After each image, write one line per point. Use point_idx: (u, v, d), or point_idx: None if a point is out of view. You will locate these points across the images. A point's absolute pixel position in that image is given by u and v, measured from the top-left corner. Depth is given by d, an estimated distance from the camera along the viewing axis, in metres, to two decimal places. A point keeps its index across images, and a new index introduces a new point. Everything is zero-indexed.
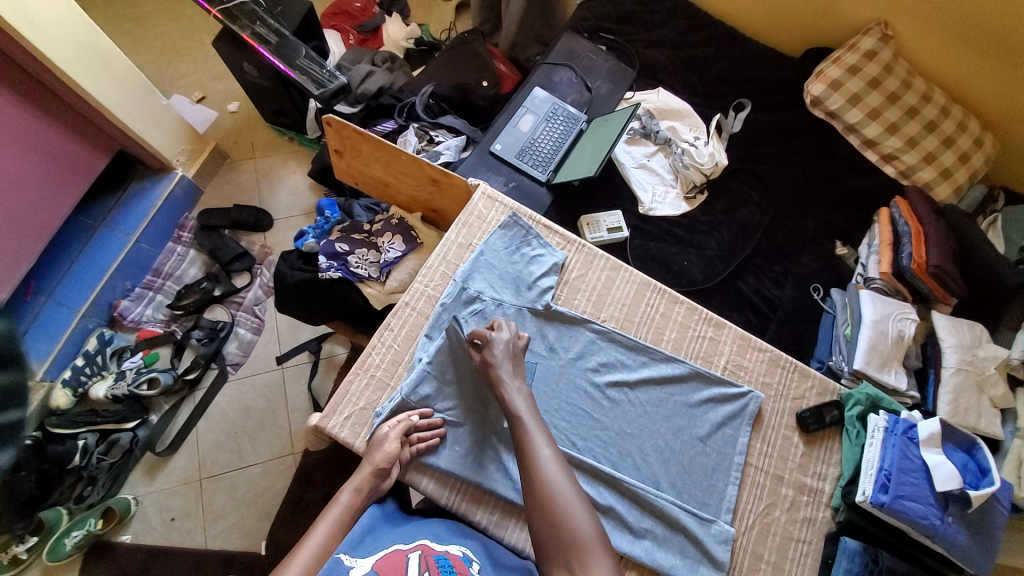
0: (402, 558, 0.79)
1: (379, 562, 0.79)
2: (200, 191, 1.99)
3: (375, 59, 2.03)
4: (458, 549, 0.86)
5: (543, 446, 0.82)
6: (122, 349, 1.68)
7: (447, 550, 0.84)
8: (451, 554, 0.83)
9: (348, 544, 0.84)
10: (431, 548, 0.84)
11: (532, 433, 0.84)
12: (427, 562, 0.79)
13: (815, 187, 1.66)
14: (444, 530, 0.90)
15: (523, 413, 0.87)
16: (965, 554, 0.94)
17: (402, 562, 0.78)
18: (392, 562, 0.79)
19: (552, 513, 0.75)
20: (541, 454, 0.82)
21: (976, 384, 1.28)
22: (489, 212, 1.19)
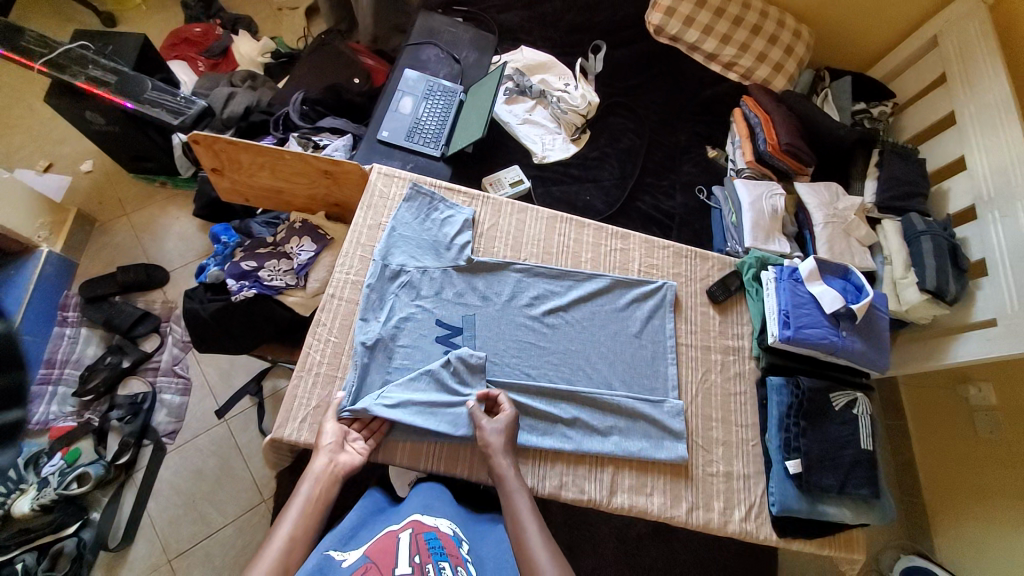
0: (393, 541, 0.80)
1: (370, 549, 0.79)
2: (74, 264, 1.80)
3: (233, 80, 1.95)
4: (446, 525, 0.87)
5: (535, 534, 0.84)
6: (37, 456, 1.50)
7: (437, 528, 0.85)
8: (441, 531, 0.84)
9: (338, 539, 0.83)
10: (421, 526, 0.84)
11: (519, 503, 0.90)
12: (417, 545, 0.79)
13: (678, 105, 1.86)
14: (430, 505, 0.92)
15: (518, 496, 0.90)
16: (864, 357, 1.12)
17: (395, 545, 0.78)
18: (384, 546, 0.79)
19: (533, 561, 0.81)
20: (532, 534, 0.85)
21: (843, 230, 1.52)
22: (390, 190, 1.22)
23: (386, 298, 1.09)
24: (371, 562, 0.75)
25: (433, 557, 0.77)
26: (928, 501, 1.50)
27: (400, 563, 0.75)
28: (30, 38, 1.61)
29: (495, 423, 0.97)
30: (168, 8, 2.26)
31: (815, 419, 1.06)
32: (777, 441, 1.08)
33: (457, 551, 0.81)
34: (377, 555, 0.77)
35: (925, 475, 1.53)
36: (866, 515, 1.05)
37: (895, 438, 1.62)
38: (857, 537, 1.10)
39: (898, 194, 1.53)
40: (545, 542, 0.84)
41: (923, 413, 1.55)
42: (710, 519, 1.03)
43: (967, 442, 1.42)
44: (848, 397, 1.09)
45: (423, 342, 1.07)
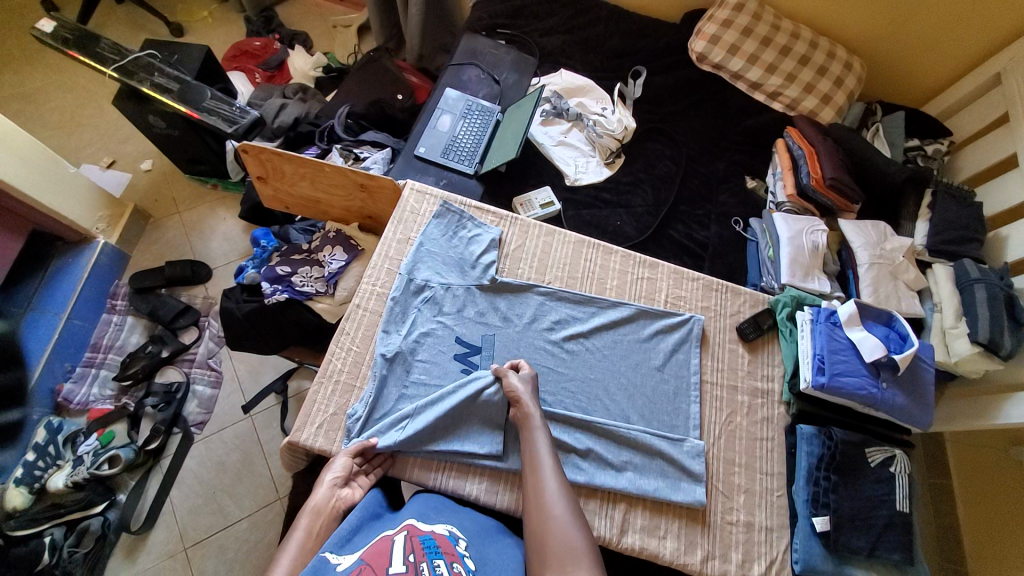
0: (388, 544, 0.76)
1: (365, 551, 0.75)
2: (127, 256, 1.92)
3: (286, 91, 2.05)
4: (443, 528, 0.84)
5: (551, 475, 0.87)
6: (74, 435, 1.59)
7: (432, 531, 0.82)
8: (436, 533, 0.81)
9: (335, 543, 0.80)
10: (416, 529, 0.81)
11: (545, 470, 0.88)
12: (411, 545, 0.76)
13: (718, 133, 1.82)
14: (427, 514, 0.89)
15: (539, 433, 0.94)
16: (904, 411, 1.05)
17: (388, 547, 0.75)
18: (380, 548, 0.76)
19: (548, 525, 0.80)
20: (546, 470, 0.88)
21: (889, 273, 1.44)
22: (421, 206, 1.24)
23: (409, 313, 1.11)
24: (365, 563, 0.71)
25: (428, 556, 0.74)
26: (971, 569, 1.39)
27: (394, 562, 0.72)
28: (106, 45, 1.76)
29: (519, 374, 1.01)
30: (234, 23, 2.42)
31: (847, 475, 1.00)
32: (804, 495, 1.02)
33: (453, 549, 0.78)
34: (372, 557, 0.73)
35: (970, 542, 1.40)
36: None
37: (936, 498, 1.51)
38: None
39: (951, 238, 1.45)
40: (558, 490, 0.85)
41: (969, 473, 1.44)
42: (725, 570, 0.97)
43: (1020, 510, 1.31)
44: (885, 454, 1.02)
45: (441, 358, 1.07)
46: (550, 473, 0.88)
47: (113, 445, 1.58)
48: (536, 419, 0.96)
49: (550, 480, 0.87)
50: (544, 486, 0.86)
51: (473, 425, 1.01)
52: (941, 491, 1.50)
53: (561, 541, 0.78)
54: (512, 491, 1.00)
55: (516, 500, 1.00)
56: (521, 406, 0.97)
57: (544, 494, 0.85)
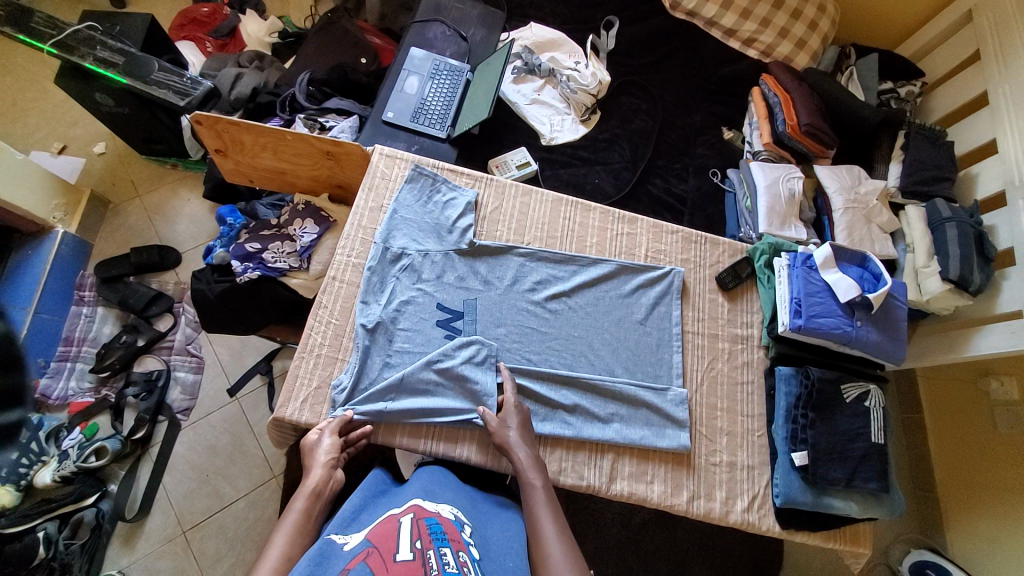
0: (394, 526, 0.76)
1: (371, 533, 0.75)
2: (90, 245, 1.83)
3: (241, 60, 1.93)
4: (448, 511, 0.84)
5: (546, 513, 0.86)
6: (57, 430, 1.56)
7: (438, 513, 0.82)
8: (442, 517, 0.81)
9: (340, 523, 0.81)
10: (422, 512, 0.81)
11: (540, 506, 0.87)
12: (419, 531, 0.75)
13: (693, 84, 1.79)
14: (432, 492, 0.89)
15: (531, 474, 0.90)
16: (879, 347, 1.07)
17: (395, 530, 0.75)
18: (386, 530, 0.75)
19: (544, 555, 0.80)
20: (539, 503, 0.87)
21: (864, 217, 1.46)
22: (392, 171, 1.20)
23: (387, 282, 1.09)
24: (372, 546, 0.71)
25: (435, 543, 0.73)
26: (942, 495, 1.47)
27: (402, 548, 0.70)
28: (40, 19, 1.62)
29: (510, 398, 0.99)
30: None
31: (825, 411, 1.03)
32: (784, 432, 1.06)
33: (459, 536, 0.78)
34: (378, 539, 0.73)
35: (940, 470, 1.49)
36: (874, 509, 1.03)
37: (910, 431, 1.59)
38: (863, 531, 1.08)
39: (922, 178, 1.47)
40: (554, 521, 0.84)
41: (940, 406, 1.51)
42: (711, 508, 1.01)
43: (988, 438, 1.38)
44: (860, 389, 1.06)
45: (423, 326, 1.06)
46: (547, 517, 0.85)
47: (98, 437, 1.57)
48: (525, 460, 0.92)
49: (545, 521, 0.84)
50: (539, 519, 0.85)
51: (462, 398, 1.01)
52: (914, 425, 1.59)
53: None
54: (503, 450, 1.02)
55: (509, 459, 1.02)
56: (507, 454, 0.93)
57: (543, 542, 0.82)
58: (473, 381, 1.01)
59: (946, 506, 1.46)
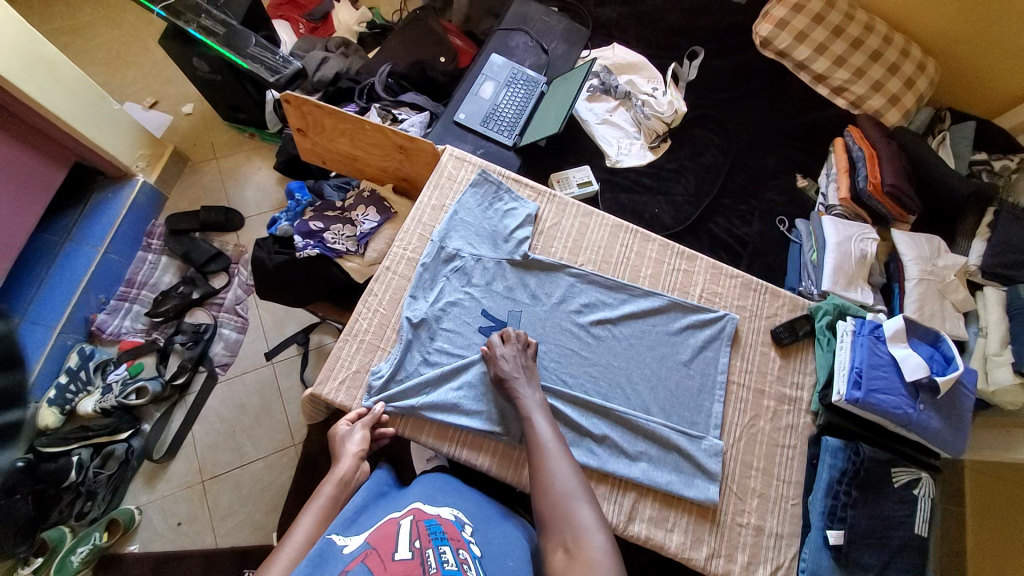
0: (394, 528, 0.76)
1: (371, 536, 0.75)
2: (164, 197, 1.95)
3: (329, 44, 2.02)
4: (449, 513, 0.84)
5: (559, 457, 0.87)
6: (105, 363, 1.66)
7: (438, 515, 0.82)
8: (442, 518, 0.81)
9: (341, 524, 0.81)
10: (422, 514, 0.81)
11: (551, 453, 0.88)
12: (418, 531, 0.76)
13: (773, 126, 1.73)
14: (434, 498, 0.89)
15: (534, 414, 0.94)
16: (938, 436, 1.00)
17: (395, 532, 0.75)
18: (385, 533, 0.75)
19: (557, 498, 0.82)
20: (550, 448, 0.89)
21: (938, 291, 1.37)
22: (459, 173, 1.21)
23: (437, 281, 1.10)
24: (371, 548, 0.71)
25: (434, 542, 0.73)
26: None
27: (400, 548, 0.71)
28: None
29: (506, 353, 1.00)
30: None
31: (869, 492, 0.97)
32: (821, 506, 0.99)
33: (459, 535, 0.79)
34: (378, 542, 0.73)
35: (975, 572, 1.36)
36: None
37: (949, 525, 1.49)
38: None
39: (1010, 261, 1.37)
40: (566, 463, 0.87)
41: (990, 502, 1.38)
42: (730, 570, 0.96)
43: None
44: (911, 476, 0.99)
45: (466, 329, 1.07)
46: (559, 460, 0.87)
47: (141, 377, 1.66)
48: (530, 401, 0.96)
49: (552, 453, 0.88)
50: (552, 462, 0.87)
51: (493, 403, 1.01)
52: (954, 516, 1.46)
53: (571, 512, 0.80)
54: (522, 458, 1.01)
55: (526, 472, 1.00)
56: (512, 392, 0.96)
57: (568, 507, 0.80)
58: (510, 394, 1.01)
59: None
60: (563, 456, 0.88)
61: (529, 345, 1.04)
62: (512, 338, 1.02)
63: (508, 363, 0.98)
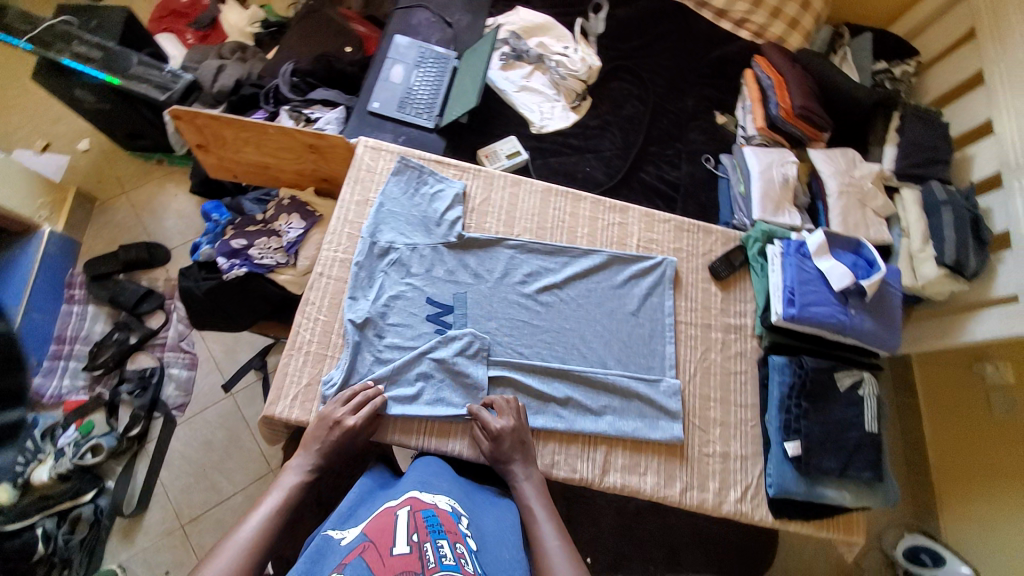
0: (391, 520, 0.75)
1: (368, 527, 0.75)
2: (78, 242, 1.81)
3: (222, 52, 1.89)
4: (445, 502, 0.83)
5: (550, 530, 0.86)
6: (52, 428, 1.56)
7: (434, 505, 0.81)
8: (439, 508, 0.80)
9: (337, 519, 0.80)
10: (419, 504, 0.80)
11: (541, 522, 0.87)
12: (415, 522, 0.75)
13: (686, 68, 1.76)
14: (429, 484, 0.88)
15: (534, 504, 0.90)
16: (872, 335, 1.06)
17: (392, 523, 0.74)
18: (382, 524, 0.75)
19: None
20: (541, 519, 0.88)
21: (858, 201, 1.45)
22: (378, 163, 1.16)
23: (375, 277, 1.06)
24: (369, 541, 0.70)
25: (431, 535, 0.72)
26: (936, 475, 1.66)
27: (398, 541, 0.70)
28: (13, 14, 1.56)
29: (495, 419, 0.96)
30: None
31: (818, 401, 1.02)
32: (776, 423, 1.04)
33: (456, 527, 0.77)
34: (375, 533, 0.72)
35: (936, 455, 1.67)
36: (867, 498, 1.02)
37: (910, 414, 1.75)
38: (857, 520, 1.07)
39: (917, 161, 1.47)
40: (555, 535, 0.86)
41: (938, 389, 1.69)
42: (705, 498, 1.01)
43: (985, 424, 1.54)
44: (853, 377, 1.05)
45: (413, 320, 1.04)
46: (550, 531, 0.86)
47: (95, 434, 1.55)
48: (529, 489, 0.92)
49: (552, 547, 0.84)
50: (542, 535, 0.86)
51: (456, 387, 1.01)
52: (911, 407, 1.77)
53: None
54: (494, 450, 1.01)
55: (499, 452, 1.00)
56: (499, 458, 0.94)
57: None
58: (467, 375, 1.01)
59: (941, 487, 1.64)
60: (552, 525, 0.87)
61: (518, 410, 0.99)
62: (505, 409, 0.97)
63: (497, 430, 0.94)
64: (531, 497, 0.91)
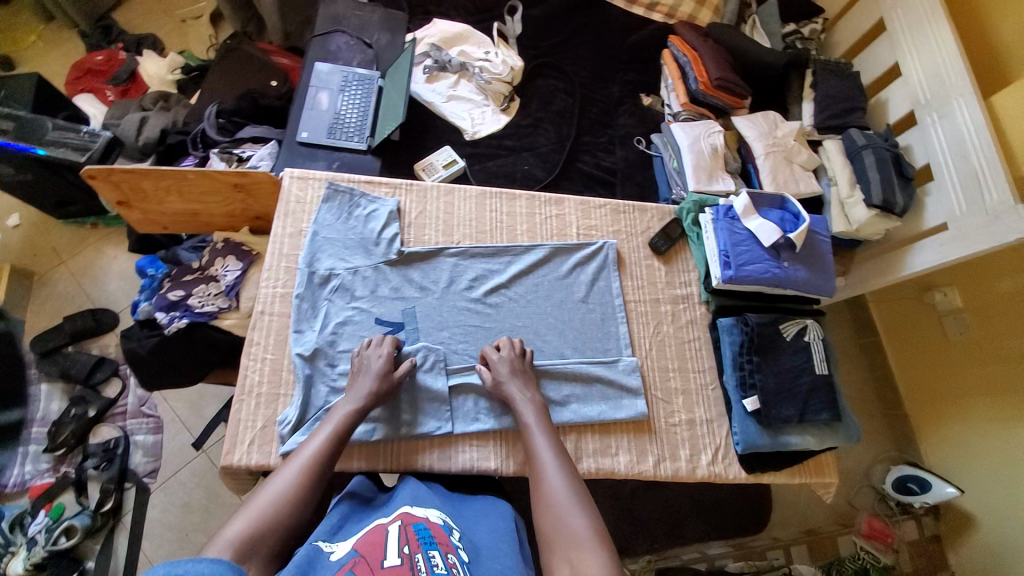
0: (382, 534, 0.75)
1: (359, 542, 0.74)
2: (20, 322, 1.73)
3: (145, 103, 1.86)
4: (436, 515, 0.83)
5: (546, 447, 0.89)
6: (20, 518, 1.47)
7: (426, 519, 0.80)
8: (430, 521, 0.80)
9: (326, 531, 0.80)
10: (411, 518, 0.79)
11: (534, 430, 0.92)
12: (406, 536, 0.74)
13: (605, 57, 1.82)
14: (421, 498, 0.87)
15: (527, 412, 0.94)
16: (809, 283, 1.10)
17: (383, 538, 0.74)
18: (373, 539, 0.74)
19: (552, 509, 0.79)
20: (535, 437, 0.91)
21: (784, 159, 1.52)
22: (306, 193, 1.14)
23: (319, 306, 1.04)
24: (359, 556, 0.71)
25: (423, 547, 0.72)
26: (912, 409, 1.78)
27: (389, 557, 0.70)
28: None
29: (500, 356, 1.01)
30: (70, 40, 2.15)
31: (767, 353, 1.06)
32: (734, 381, 1.07)
33: (448, 539, 0.77)
34: (366, 548, 0.72)
35: (906, 388, 1.80)
36: (831, 439, 1.06)
37: (875, 352, 1.89)
38: (826, 461, 1.11)
39: (834, 113, 1.54)
40: (552, 453, 0.88)
41: (893, 322, 1.83)
42: (678, 468, 1.03)
43: (942, 347, 1.67)
44: (797, 326, 1.09)
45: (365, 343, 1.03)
46: (546, 447, 0.89)
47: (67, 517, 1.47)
48: (522, 396, 0.97)
49: (552, 469, 0.85)
50: (539, 456, 0.88)
51: (427, 405, 1.00)
52: (875, 344, 1.90)
53: (567, 526, 0.76)
54: (501, 450, 1.01)
55: (505, 459, 1.01)
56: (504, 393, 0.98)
57: (559, 512, 0.78)
58: (427, 388, 1.01)
59: (920, 423, 1.76)
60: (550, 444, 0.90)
61: (524, 352, 1.04)
62: (507, 343, 1.03)
63: (508, 352, 1.01)
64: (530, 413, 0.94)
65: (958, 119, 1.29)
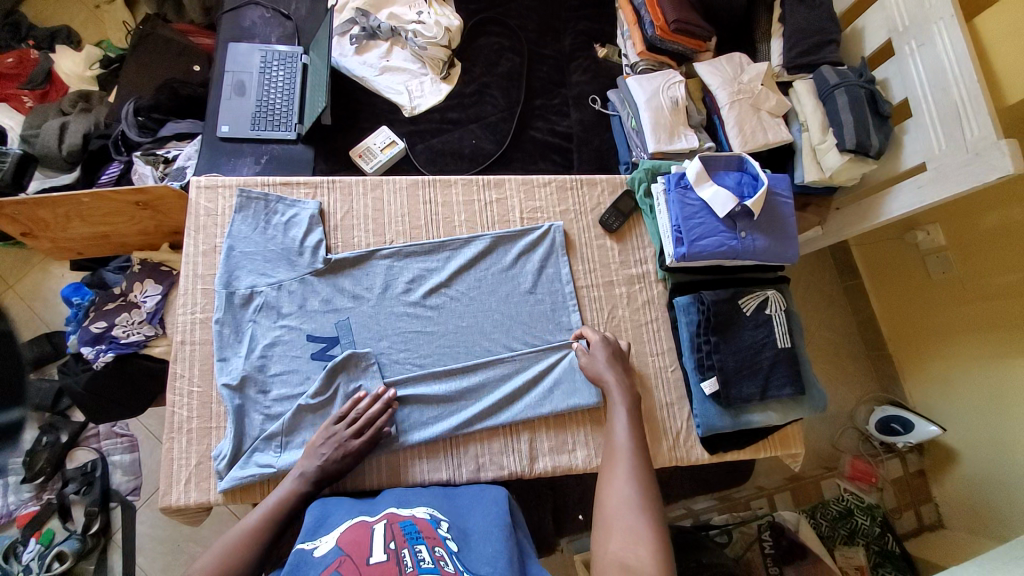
0: (367, 532, 0.72)
1: (343, 538, 0.71)
2: None
3: (63, 106, 1.70)
4: (423, 512, 0.79)
5: (623, 426, 0.87)
6: (12, 546, 1.41)
7: (412, 516, 0.77)
8: (417, 517, 0.76)
9: (307, 531, 0.76)
10: (396, 517, 0.76)
11: (616, 403, 0.91)
12: (392, 532, 0.71)
13: (552, 7, 1.64)
14: (406, 500, 0.84)
15: (614, 385, 0.92)
16: (770, 251, 1.02)
17: (368, 535, 0.70)
18: (358, 536, 0.71)
19: (612, 500, 0.77)
20: (617, 423, 0.88)
21: (751, 106, 1.38)
22: (216, 204, 1.04)
23: (244, 328, 0.97)
24: (345, 554, 0.67)
25: (409, 542, 0.69)
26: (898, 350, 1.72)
27: (374, 552, 0.67)
28: None
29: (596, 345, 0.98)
30: None
31: (726, 331, 0.99)
32: (692, 363, 1.02)
33: (435, 532, 0.73)
34: (351, 545, 0.69)
35: (888, 328, 1.74)
36: (795, 412, 1.01)
37: (857, 297, 1.81)
38: (792, 433, 1.07)
39: (804, 48, 1.39)
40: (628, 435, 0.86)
41: (876, 266, 1.75)
42: None
43: (926, 288, 1.60)
44: (758, 299, 1.02)
45: (297, 363, 0.96)
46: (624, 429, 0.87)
47: (58, 541, 1.43)
48: (607, 366, 0.95)
49: (623, 454, 0.83)
50: (615, 440, 0.86)
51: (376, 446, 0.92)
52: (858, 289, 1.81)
53: (624, 521, 0.74)
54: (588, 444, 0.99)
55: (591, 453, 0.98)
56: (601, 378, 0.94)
57: (615, 503, 0.76)
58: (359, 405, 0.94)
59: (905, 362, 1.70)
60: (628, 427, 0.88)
61: (618, 345, 1.00)
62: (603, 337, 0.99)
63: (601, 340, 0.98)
64: (622, 404, 0.90)
65: (937, 46, 1.16)
